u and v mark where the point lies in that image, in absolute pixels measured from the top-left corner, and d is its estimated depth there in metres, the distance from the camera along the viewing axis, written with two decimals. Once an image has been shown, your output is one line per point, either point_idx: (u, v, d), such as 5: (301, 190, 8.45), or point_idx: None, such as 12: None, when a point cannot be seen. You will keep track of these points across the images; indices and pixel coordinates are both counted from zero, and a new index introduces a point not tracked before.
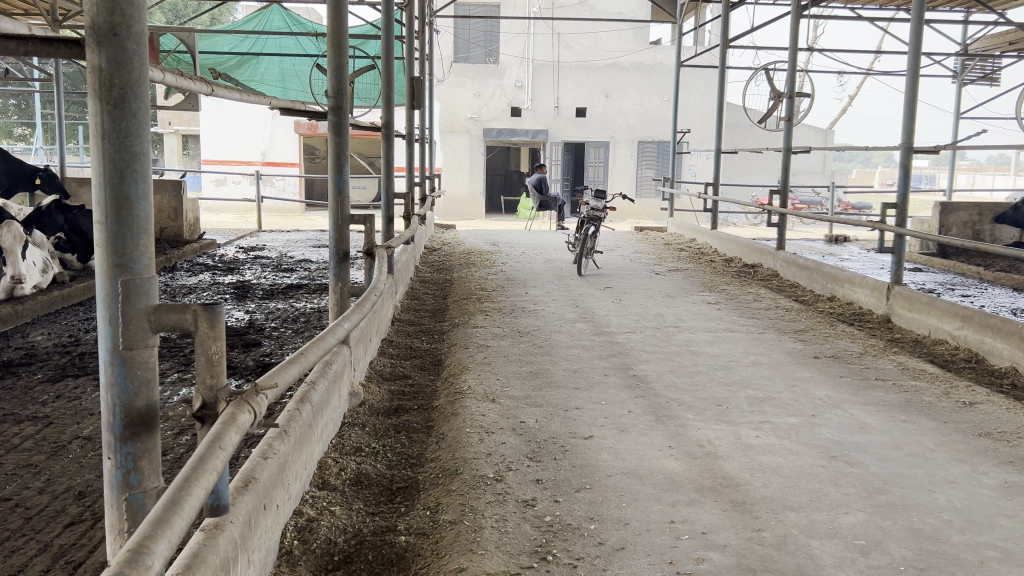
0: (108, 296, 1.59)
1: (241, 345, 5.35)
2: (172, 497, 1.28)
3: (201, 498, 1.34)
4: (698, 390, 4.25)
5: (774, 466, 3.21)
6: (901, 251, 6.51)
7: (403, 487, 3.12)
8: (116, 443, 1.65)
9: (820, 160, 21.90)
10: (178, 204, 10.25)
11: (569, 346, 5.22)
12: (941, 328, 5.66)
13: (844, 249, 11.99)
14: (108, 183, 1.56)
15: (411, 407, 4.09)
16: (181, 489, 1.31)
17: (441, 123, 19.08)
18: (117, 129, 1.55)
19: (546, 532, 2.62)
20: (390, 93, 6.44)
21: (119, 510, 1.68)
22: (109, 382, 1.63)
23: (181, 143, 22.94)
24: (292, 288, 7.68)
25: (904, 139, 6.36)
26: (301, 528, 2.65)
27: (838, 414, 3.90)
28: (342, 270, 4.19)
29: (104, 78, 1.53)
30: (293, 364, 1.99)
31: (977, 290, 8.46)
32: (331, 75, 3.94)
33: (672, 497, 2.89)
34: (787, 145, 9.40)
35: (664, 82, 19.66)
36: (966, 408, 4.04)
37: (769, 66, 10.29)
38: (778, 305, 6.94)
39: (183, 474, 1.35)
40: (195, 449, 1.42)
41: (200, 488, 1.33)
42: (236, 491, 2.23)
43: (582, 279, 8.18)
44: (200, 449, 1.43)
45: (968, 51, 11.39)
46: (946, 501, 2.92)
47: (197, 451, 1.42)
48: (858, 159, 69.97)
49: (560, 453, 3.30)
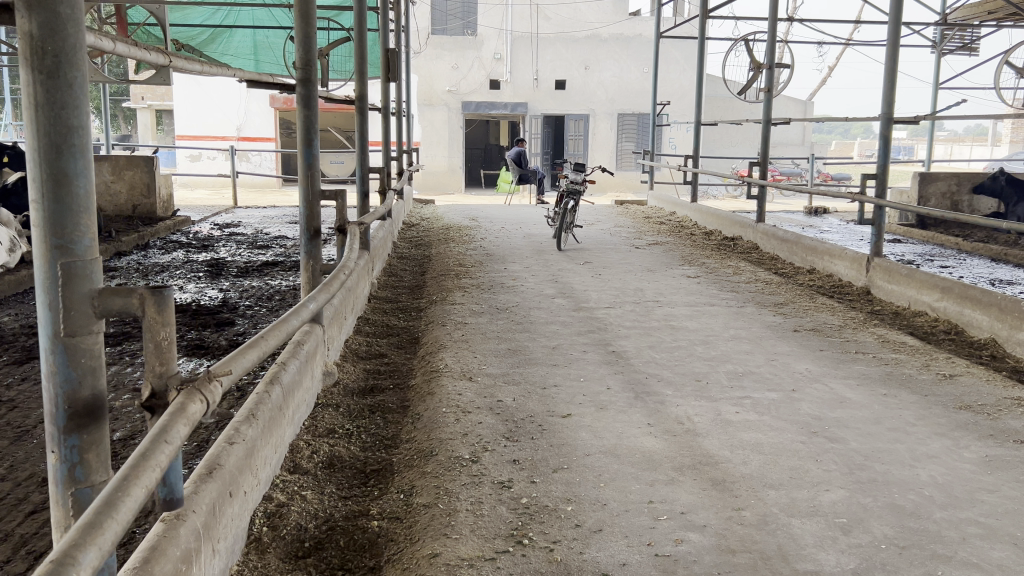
0: (47, 280, 1.49)
1: (214, 324, 5.24)
2: (108, 498, 1.19)
3: (142, 498, 1.25)
4: (677, 366, 4.20)
5: (754, 443, 3.16)
6: (880, 223, 6.47)
7: (377, 469, 3.05)
8: (59, 435, 1.54)
9: (799, 131, 21.93)
10: (151, 180, 10.02)
11: (548, 322, 5.15)
12: (921, 300, 5.64)
13: (824, 220, 11.98)
14: (43, 159, 1.44)
15: (386, 386, 4.01)
16: (119, 488, 1.22)
17: (418, 96, 18.86)
18: (51, 99, 1.44)
19: (522, 515, 2.57)
20: (362, 64, 6.26)
21: (64, 507, 1.58)
22: (50, 371, 1.52)
23: (156, 118, 22.57)
24: (268, 265, 7.54)
25: (884, 110, 6.30)
26: (270, 513, 2.58)
27: (818, 388, 3.87)
28: (313, 248, 4.07)
29: (36, 44, 1.42)
30: (251, 350, 1.90)
31: (956, 261, 8.46)
32: (298, 45, 3.80)
33: (651, 476, 2.85)
34: (767, 117, 9.29)
35: (643, 53, 19.48)
36: (946, 381, 4.02)
37: (748, 37, 10.15)
38: (757, 278, 6.89)
39: (121, 473, 1.26)
40: (138, 444, 1.34)
41: (141, 487, 1.25)
42: (198, 479, 2.14)
43: (561, 254, 8.10)
44: (143, 442, 1.34)
45: (947, 21, 11.36)
46: (927, 477, 2.89)
47: (140, 447, 1.33)
48: (835, 128, 70.56)
49: (537, 432, 3.24)
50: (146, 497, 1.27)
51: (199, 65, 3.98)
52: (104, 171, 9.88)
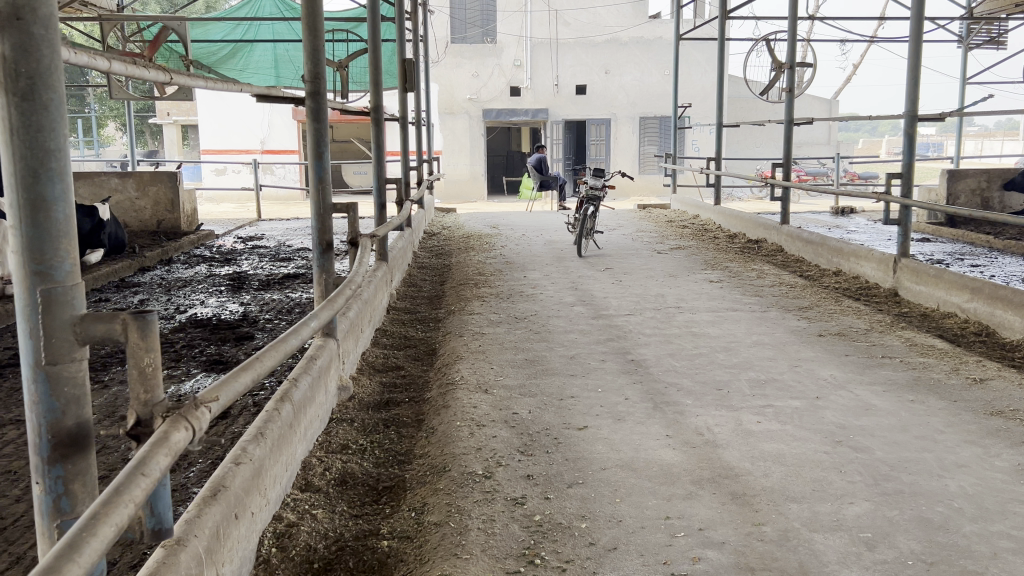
0: (28, 307, 1.50)
1: (234, 339, 5.22)
2: (75, 537, 1.17)
3: (113, 535, 1.23)
4: (698, 374, 4.11)
5: (775, 454, 3.07)
6: (906, 223, 6.33)
7: (389, 486, 3.00)
8: (44, 466, 1.54)
9: (824, 130, 21.71)
10: (175, 195, 10.06)
11: (566, 330, 5.09)
12: (950, 301, 5.51)
13: (851, 220, 11.81)
14: (21, 184, 1.46)
15: (402, 400, 3.97)
16: (84, 528, 1.19)
17: (439, 105, 18.89)
18: (26, 122, 1.44)
19: (535, 533, 2.51)
20: (378, 75, 6.21)
21: (50, 539, 1.58)
22: (33, 401, 1.53)
23: (181, 133, 22.78)
24: (289, 278, 7.55)
25: (908, 108, 6.16)
26: (279, 533, 2.54)
27: (843, 396, 3.76)
28: (326, 261, 4.04)
29: (9, 67, 1.43)
30: (241, 373, 1.90)
31: (987, 260, 8.26)
32: (307, 60, 3.78)
33: (669, 491, 2.77)
34: (789, 118, 9.14)
35: (664, 56, 19.36)
36: (976, 385, 3.90)
37: (769, 36, 9.97)
38: (782, 281, 6.78)
39: (91, 510, 1.23)
40: (113, 479, 1.32)
41: (111, 524, 1.22)
42: (202, 502, 2.10)
43: (582, 261, 8.01)
44: (118, 476, 1.33)
45: (973, 15, 11.16)
46: (956, 487, 2.78)
47: (115, 481, 1.31)
48: (863, 128, 69.83)
49: (552, 446, 3.18)
50: (120, 533, 1.25)
51: (205, 81, 3.95)
52: (129, 187, 9.94)
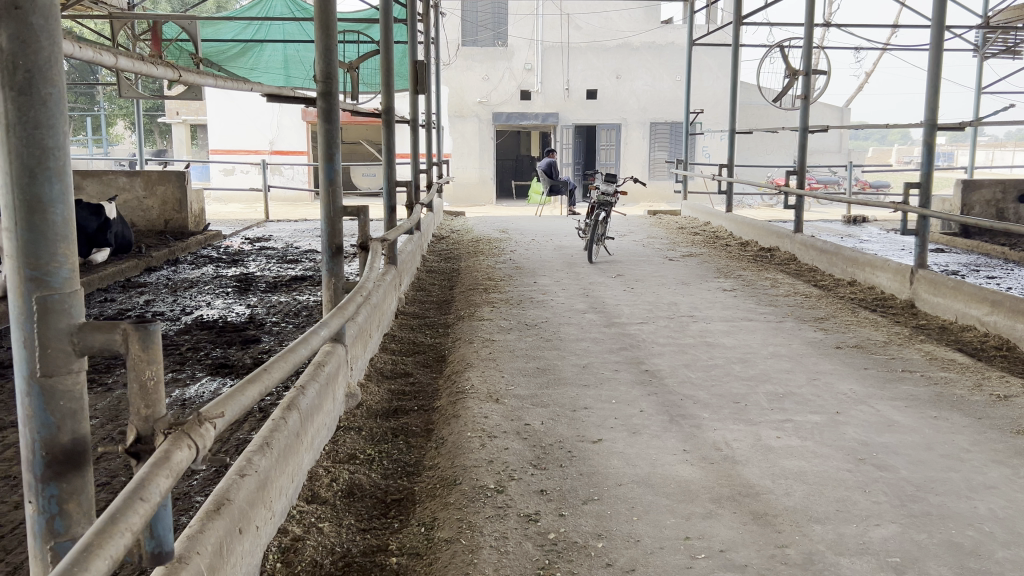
0: (23, 315, 1.46)
1: (240, 342, 5.14)
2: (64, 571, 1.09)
3: (107, 566, 1.14)
4: (714, 387, 4.00)
5: (797, 471, 2.97)
6: (924, 233, 6.20)
7: (397, 499, 2.91)
8: (37, 484, 1.49)
9: (836, 138, 21.64)
10: (182, 195, 9.99)
11: (578, 338, 5.00)
12: (969, 314, 5.40)
13: (862, 229, 11.72)
14: (17, 183, 1.41)
15: (410, 408, 3.87)
16: (75, 563, 1.10)
17: (449, 108, 18.83)
18: (24, 119, 1.40)
19: (549, 552, 2.42)
20: (388, 77, 6.09)
21: (44, 561, 1.54)
22: (27, 416, 1.48)
23: (190, 133, 22.73)
24: (296, 280, 7.47)
25: (927, 117, 6.05)
26: (285, 547, 2.46)
27: (863, 411, 3.66)
28: (335, 265, 3.95)
29: (7, 59, 1.38)
30: (248, 386, 1.82)
31: (1003, 272, 8.16)
32: (320, 59, 3.69)
33: (688, 509, 2.67)
34: (804, 125, 9.01)
35: (676, 62, 19.28)
36: (1001, 402, 3.79)
37: (784, 43, 9.86)
38: (796, 291, 6.67)
39: (83, 542, 1.15)
40: (110, 504, 1.24)
41: (105, 557, 1.14)
42: (206, 517, 2.00)
43: (593, 267, 7.91)
44: (117, 501, 1.26)
45: (990, 24, 11.02)
46: (985, 510, 2.68)
47: (110, 507, 1.23)
48: (872, 136, 69.76)
49: (567, 460, 3.08)
50: (116, 566, 1.17)
51: (214, 78, 3.85)
52: (137, 185, 9.87)
